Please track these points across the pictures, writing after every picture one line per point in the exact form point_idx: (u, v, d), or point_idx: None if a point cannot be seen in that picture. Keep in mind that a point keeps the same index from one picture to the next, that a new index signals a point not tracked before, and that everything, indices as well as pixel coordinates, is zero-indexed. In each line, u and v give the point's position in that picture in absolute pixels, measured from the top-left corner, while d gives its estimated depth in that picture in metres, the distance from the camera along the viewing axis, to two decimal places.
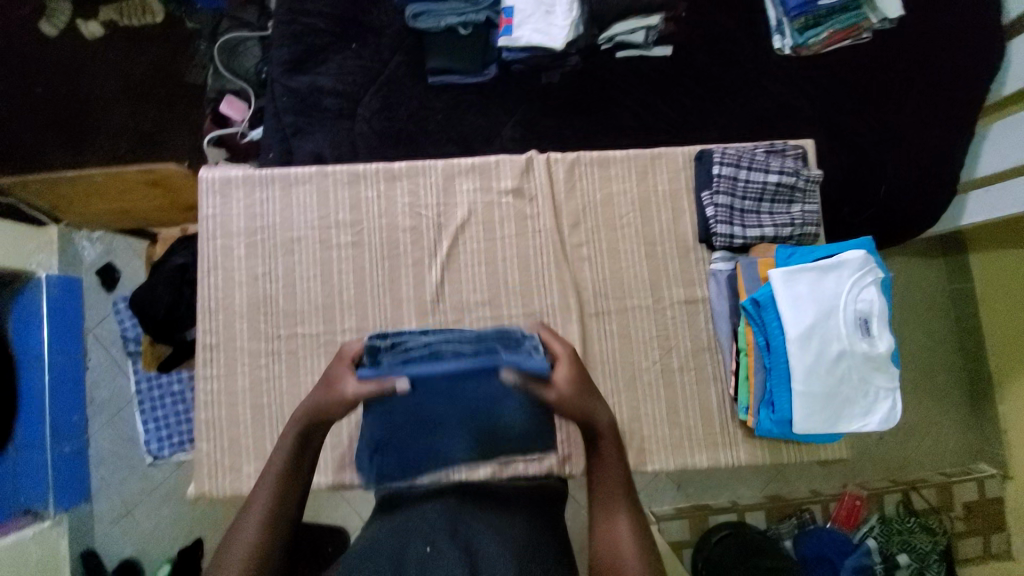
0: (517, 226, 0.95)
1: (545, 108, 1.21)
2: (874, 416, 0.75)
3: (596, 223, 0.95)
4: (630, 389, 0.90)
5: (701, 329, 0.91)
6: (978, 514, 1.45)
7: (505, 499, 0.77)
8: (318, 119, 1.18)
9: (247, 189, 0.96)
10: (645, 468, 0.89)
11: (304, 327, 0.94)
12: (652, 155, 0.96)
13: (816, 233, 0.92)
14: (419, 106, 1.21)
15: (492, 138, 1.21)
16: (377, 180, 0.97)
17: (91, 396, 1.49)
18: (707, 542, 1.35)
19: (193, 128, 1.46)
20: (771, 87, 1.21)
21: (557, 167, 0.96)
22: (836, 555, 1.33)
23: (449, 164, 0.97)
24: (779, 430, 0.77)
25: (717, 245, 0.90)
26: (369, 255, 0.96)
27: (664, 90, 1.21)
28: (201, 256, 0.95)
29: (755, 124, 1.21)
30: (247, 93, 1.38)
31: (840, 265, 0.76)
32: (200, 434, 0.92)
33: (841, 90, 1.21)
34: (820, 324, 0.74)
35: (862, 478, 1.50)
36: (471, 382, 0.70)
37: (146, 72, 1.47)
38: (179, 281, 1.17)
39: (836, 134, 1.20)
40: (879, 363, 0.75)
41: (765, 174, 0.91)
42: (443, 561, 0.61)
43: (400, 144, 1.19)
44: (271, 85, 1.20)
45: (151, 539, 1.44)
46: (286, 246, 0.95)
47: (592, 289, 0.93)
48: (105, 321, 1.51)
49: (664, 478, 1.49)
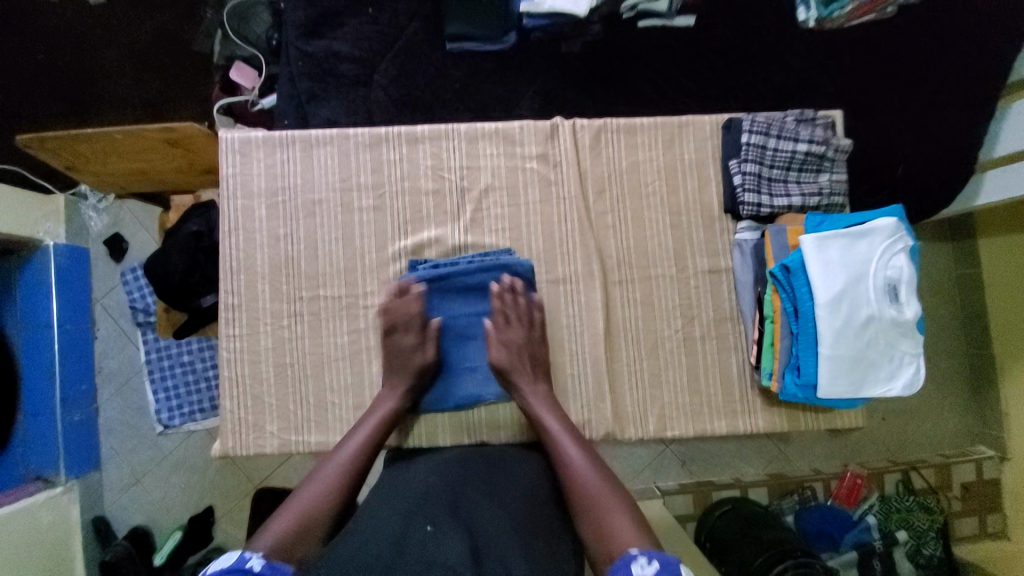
0: (541, 192, 0.95)
1: (565, 80, 1.19)
2: (898, 381, 0.77)
3: (621, 191, 0.95)
4: (652, 357, 0.92)
5: (724, 300, 0.93)
6: (976, 494, 1.44)
7: (509, 477, 0.81)
8: (334, 86, 1.16)
9: (268, 150, 0.95)
10: (665, 433, 0.92)
11: (326, 289, 0.94)
12: (679, 124, 0.96)
13: (842, 203, 0.93)
14: (436, 74, 1.18)
15: (511, 108, 1.19)
16: (399, 142, 0.95)
17: (99, 365, 1.48)
18: (711, 515, 1.39)
19: (203, 95, 1.43)
20: (793, 62, 1.20)
21: (583, 134, 0.95)
22: (837, 530, 1.36)
23: (472, 128, 0.96)
24: (803, 394, 0.79)
25: (744, 214, 0.91)
26: (392, 219, 0.95)
27: (686, 64, 1.19)
28: (223, 216, 0.94)
29: (776, 101, 1.20)
30: (258, 60, 1.34)
31: (873, 232, 0.78)
32: (224, 392, 0.92)
33: (864, 68, 1.19)
34: (851, 289, 0.76)
35: (863, 457, 1.53)
36: (478, 289, 0.92)
37: (152, 37, 1.44)
38: (194, 248, 1.16)
39: (858, 112, 1.19)
40: (905, 329, 0.77)
41: (795, 143, 0.91)
42: (444, 537, 0.63)
43: (417, 112, 1.18)
44: (286, 49, 1.17)
45: (163, 506, 1.45)
46: (307, 208, 0.95)
47: (616, 257, 0.94)
48: (112, 291, 1.50)
49: (670, 453, 1.51)
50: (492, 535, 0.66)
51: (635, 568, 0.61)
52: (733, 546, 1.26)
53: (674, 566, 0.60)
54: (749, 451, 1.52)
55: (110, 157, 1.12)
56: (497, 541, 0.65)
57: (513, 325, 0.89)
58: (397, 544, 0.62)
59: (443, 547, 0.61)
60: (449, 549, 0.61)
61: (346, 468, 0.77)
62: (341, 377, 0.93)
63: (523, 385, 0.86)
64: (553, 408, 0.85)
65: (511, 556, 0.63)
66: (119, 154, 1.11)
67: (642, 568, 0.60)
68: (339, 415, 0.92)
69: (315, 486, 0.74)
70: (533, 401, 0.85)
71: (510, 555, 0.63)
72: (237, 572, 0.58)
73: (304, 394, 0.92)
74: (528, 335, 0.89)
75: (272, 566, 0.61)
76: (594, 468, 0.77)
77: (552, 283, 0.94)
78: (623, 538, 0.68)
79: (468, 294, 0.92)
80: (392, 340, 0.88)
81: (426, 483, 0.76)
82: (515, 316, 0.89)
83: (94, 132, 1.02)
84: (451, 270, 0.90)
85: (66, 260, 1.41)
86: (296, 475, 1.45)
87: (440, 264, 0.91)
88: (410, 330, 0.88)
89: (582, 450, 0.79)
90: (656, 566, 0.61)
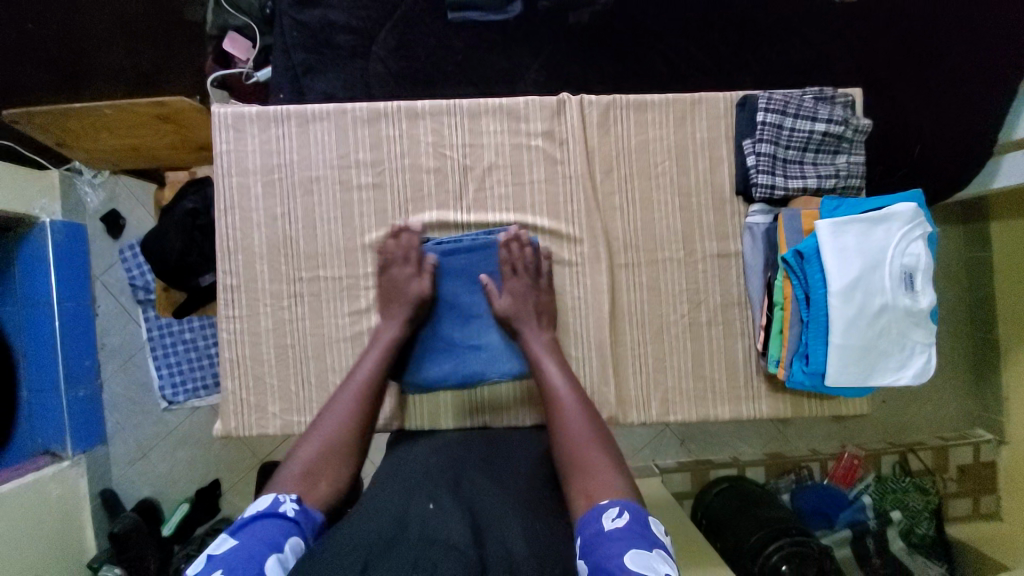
0: (546, 171, 0.92)
1: (572, 51, 1.14)
2: (907, 370, 0.76)
3: (629, 170, 0.92)
4: (656, 341, 0.91)
5: (732, 285, 0.91)
6: (971, 476, 1.45)
7: (510, 460, 0.81)
8: (331, 57, 1.11)
9: (262, 125, 0.91)
10: (667, 418, 0.91)
11: (326, 270, 0.92)
12: (692, 100, 0.92)
13: (859, 186, 0.90)
14: (437, 45, 1.13)
15: (515, 82, 1.14)
16: (399, 118, 0.92)
17: (102, 341, 1.48)
18: (708, 494, 1.41)
19: (196, 66, 1.38)
20: (812, 35, 1.14)
21: (591, 110, 0.91)
22: (832, 508, 1.38)
23: (474, 103, 0.92)
24: (811, 382, 0.78)
25: (757, 197, 0.88)
26: (392, 198, 0.92)
27: (699, 35, 1.14)
28: (218, 193, 0.92)
29: (793, 76, 1.14)
30: (252, 30, 1.28)
31: (891, 218, 0.76)
32: (225, 372, 0.92)
33: (887, 41, 1.13)
34: (865, 277, 0.74)
35: (861, 438, 1.54)
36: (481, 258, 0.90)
37: (140, 3, 1.37)
38: (190, 226, 1.13)
39: (878, 89, 1.14)
40: (919, 318, 0.76)
41: (812, 122, 0.88)
42: (444, 514, 0.63)
43: (417, 86, 1.13)
44: (280, 18, 1.11)
45: (169, 480, 1.48)
46: (305, 185, 0.92)
47: (622, 239, 0.92)
48: (112, 268, 1.48)
49: (669, 434, 1.52)
50: (493, 513, 0.66)
51: (606, 522, 0.61)
52: (729, 524, 1.28)
53: (642, 517, 0.62)
54: (748, 432, 1.53)
55: (101, 132, 1.09)
56: (499, 518, 0.65)
57: (519, 274, 0.87)
58: (398, 522, 0.62)
59: (444, 523, 0.61)
60: (451, 528, 0.60)
61: (356, 405, 0.77)
62: (342, 358, 0.92)
63: (526, 329, 0.86)
64: (555, 354, 0.84)
65: (512, 531, 0.63)
66: (110, 129, 1.07)
67: (612, 521, 0.61)
68: None
69: (329, 424, 0.75)
70: (534, 346, 0.84)
71: (511, 532, 0.63)
72: (273, 517, 0.62)
73: (305, 376, 0.92)
74: (534, 283, 0.88)
75: (304, 513, 0.65)
76: (583, 413, 0.76)
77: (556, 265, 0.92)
78: (605, 484, 0.67)
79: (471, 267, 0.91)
80: (391, 273, 0.88)
81: (427, 466, 0.76)
82: (522, 267, 0.88)
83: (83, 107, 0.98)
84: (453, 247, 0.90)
85: (63, 237, 1.39)
86: None
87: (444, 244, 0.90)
88: (402, 261, 0.88)
89: (572, 390, 0.79)
90: (626, 518, 0.62)
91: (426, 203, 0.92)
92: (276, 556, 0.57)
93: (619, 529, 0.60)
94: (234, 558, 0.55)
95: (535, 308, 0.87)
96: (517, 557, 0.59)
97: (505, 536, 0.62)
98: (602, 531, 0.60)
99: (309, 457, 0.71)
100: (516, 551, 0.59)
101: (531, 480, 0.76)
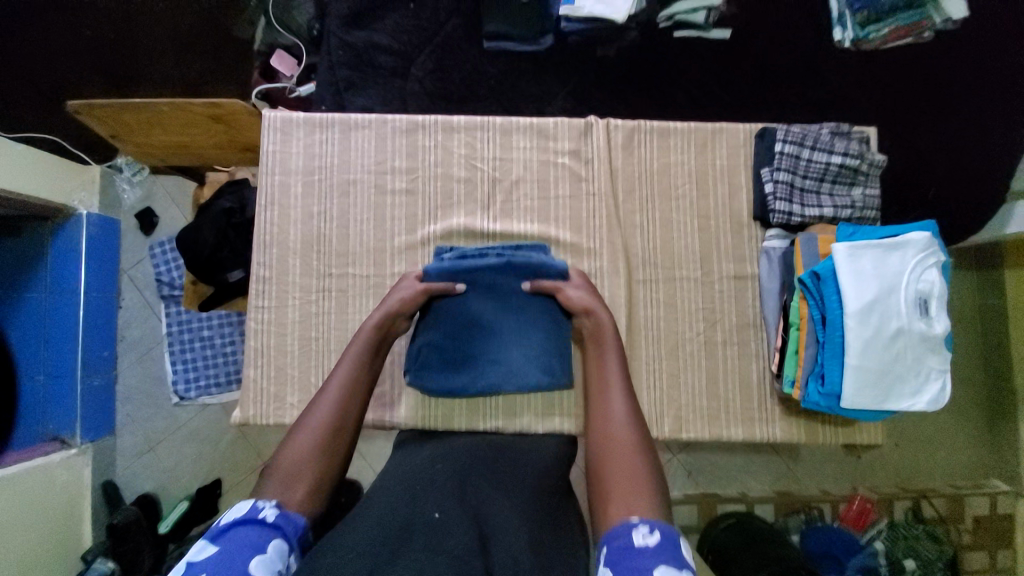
0: (571, 188, 0.97)
1: (599, 83, 1.20)
2: (924, 395, 0.77)
3: (651, 192, 0.96)
4: (671, 358, 0.93)
5: (748, 306, 0.94)
6: (987, 528, 1.42)
7: (519, 467, 0.80)
8: (373, 76, 1.18)
9: (308, 130, 0.97)
10: (680, 435, 0.92)
11: (354, 268, 0.95)
12: (713, 129, 0.97)
13: (874, 217, 0.93)
14: (472, 70, 1.20)
15: (543, 107, 1.20)
16: (436, 130, 0.97)
17: (122, 333, 1.52)
18: (715, 528, 1.38)
19: (241, 77, 1.46)
20: (828, 77, 1.19)
21: (616, 133, 0.97)
22: (842, 553, 1.34)
23: (507, 121, 0.97)
24: (827, 403, 0.79)
25: (774, 222, 0.92)
26: (423, 203, 0.97)
27: (719, 73, 1.20)
28: (260, 190, 0.97)
29: (809, 115, 1.19)
30: (299, 49, 1.38)
31: (905, 244, 0.78)
32: (249, 361, 0.94)
33: (902, 88, 1.18)
34: (881, 299, 0.76)
35: (873, 482, 1.50)
36: (520, 270, 0.90)
37: (196, 19, 1.47)
38: (224, 224, 1.18)
39: (892, 131, 1.18)
40: (934, 344, 0.77)
41: (829, 154, 0.92)
42: (452, 527, 0.62)
43: (450, 106, 1.19)
44: (328, 38, 1.20)
45: (172, 476, 1.47)
46: (342, 187, 0.97)
47: (642, 256, 0.95)
48: (140, 263, 1.53)
49: (676, 464, 1.49)
50: (500, 521, 0.65)
51: (636, 537, 0.59)
52: (735, 559, 1.25)
53: (674, 537, 0.59)
54: (758, 467, 1.49)
55: (153, 128, 1.16)
56: (505, 527, 0.64)
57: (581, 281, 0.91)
58: (403, 531, 0.61)
59: (450, 535, 0.60)
60: (456, 539, 0.60)
61: (340, 405, 0.77)
62: None
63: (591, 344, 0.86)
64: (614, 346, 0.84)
65: (519, 544, 0.62)
66: (162, 126, 1.15)
67: (643, 537, 0.59)
68: None
69: (310, 426, 0.73)
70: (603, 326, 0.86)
71: (515, 537, 0.63)
72: (252, 522, 0.60)
73: (326, 368, 0.93)
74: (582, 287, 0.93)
75: (285, 517, 0.63)
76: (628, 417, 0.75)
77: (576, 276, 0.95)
78: (636, 486, 0.66)
79: (502, 279, 0.91)
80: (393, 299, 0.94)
81: (437, 471, 0.75)
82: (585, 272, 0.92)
83: (142, 103, 1.05)
84: (480, 262, 0.90)
85: (98, 231, 1.45)
86: None
87: (468, 254, 0.92)
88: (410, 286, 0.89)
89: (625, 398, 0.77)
90: (658, 536, 0.59)
91: (454, 212, 0.97)
92: (259, 560, 0.57)
93: (651, 547, 0.57)
94: (215, 566, 0.54)
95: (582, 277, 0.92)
96: (522, 567, 0.58)
97: (514, 548, 0.61)
98: (632, 546, 0.58)
99: (293, 458, 0.70)
100: (523, 565, 0.59)
101: (541, 489, 0.76)
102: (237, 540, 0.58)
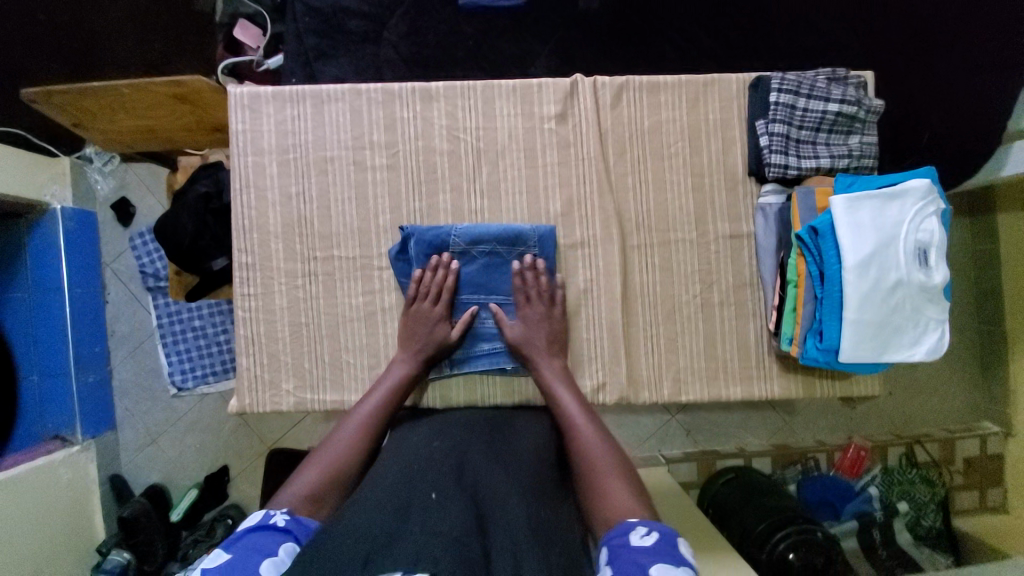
0: (560, 153, 0.93)
1: (584, 37, 1.14)
2: (921, 346, 0.77)
3: (642, 152, 0.93)
4: (669, 321, 0.92)
5: (744, 266, 0.92)
6: (978, 469, 1.43)
7: (515, 439, 0.80)
8: (343, 43, 1.12)
9: (278, 105, 0.92)
10: (679, 398, 0.92)
11: (339, 250, 0.93)
12: (705, 82, 0.93)
13: (871, 166, 0.91)
14: (448, 30, 1.12)
15: (526, 68, 1.15)
16: (413, 99, 0.92)
17: (112, 329, 1.48)
18: (715, 482, 1.40)
19: (206, 53, 1.38)
20: (823, 22, 1.13)
21: (604, 92, 0.92)
22: (837, 499, 1.37)
23: (488, 86, 0.93)
24: (825, 359, 0.78)
25: (770, 177, 0.89)
26: (405, 178, 0.93)
27: (709, 20, 1.14)
28: (234, 172, 0.92)
29: (804, 62, 1.14)
30: (263, 18, 1.30)
31: (905, 193, 0.77)
32: (240, 350, 0.92)
33: (901, 28, 1.12)
34: (880, 251, 0.74)
35: (867, 431, 1.53)
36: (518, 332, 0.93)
37: None
38: (202, 210, 1.13)
39: (888, 76, 1.14)
40: (932, 294, 0.76)
41: (825, 102, 0.88)
42: (445, 511, 0.60)
43: (428, 71, 1.13)
44: (293, 5, 1.12)
45: (177, 467, 1.48)
46: (320, 165, 0.93)
47: (636, 220, 0.93)
48: (122, 256, 1.49)
49: (676, 424, 1.51)
50: (498, 497, 0.64)
51: (634, 537, 0.60)
52: (735, 512, 1.28)
53: (671, 536, 0.60)
54: (755, 422, 1.51)
55: (117, 112, 1.10)
56: (502, 503, 0.63)
57: (533, 303, 0.89)
58: (399, 515, 0.60)
59: (444, 514, 0.59)
60: (450, 518, 0.59)
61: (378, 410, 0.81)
62: (354, 338, 0.93)
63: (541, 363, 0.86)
64: (565, 377, 0.85)
65: (517, 520, 0.60)
66: (126, 109, 1.09)
67: (641, 537, 0.60)
68: (355, 374, 0.93)
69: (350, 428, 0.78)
70: (546, 373, 0.85)
71: (512, 514, 0.61)
72: (261, 528, 0.62)
73: (320, 353, 0.92)
74: (548, 311, 0.89)
75: (297, 522, 0.65)
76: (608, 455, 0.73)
77: (524, 338, 0.87)
78: (617, 505, 0.67)
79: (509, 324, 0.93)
80: (415, 308, 0.88)
81: (430, 449, 0.74)
82: (535, 294, 0.89)
83: (101, 86, 0.99)
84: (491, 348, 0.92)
85: (74, 225, 1.40)
86: (307, 438, 1.47)
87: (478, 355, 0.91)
88: (430, 297, 0.88)
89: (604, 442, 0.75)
90: (655, 537, 0.60)
91: (439, 188, 0.93)
92: (269, 563, 0.59)
93: (648, 547, 0.59)
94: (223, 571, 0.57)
95: (547, 337, 0.88)
96: (520, 547, 0.57)
97: (512, 525, 0.60)
98: (629, 545, 0.59)
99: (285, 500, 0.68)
100: (521, 544, 0.57)
101: (536, 459, 0.76)
102: (252, 545, 0.60)
